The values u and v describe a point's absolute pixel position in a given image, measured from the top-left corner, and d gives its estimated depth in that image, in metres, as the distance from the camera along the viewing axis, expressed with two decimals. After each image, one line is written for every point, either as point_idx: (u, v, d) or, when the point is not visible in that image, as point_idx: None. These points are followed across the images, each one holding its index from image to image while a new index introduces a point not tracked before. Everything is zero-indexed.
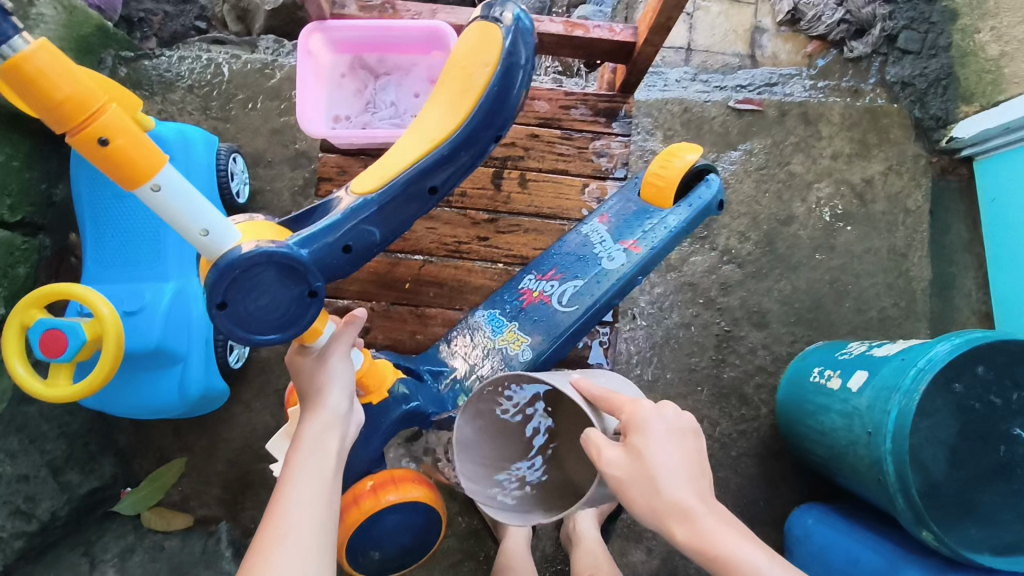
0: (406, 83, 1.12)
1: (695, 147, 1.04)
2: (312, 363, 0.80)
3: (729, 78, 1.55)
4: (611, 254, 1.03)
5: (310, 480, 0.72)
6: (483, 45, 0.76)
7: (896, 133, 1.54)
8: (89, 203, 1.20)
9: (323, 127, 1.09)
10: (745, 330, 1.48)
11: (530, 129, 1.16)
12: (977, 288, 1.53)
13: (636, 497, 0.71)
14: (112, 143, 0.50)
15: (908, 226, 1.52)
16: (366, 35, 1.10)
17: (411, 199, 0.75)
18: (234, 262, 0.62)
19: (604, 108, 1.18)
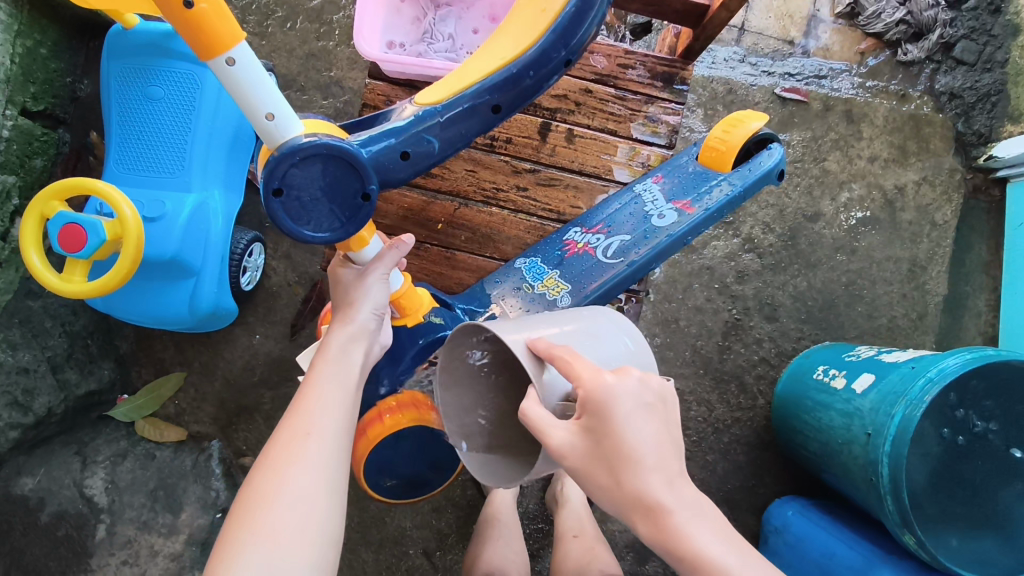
0: (466, 18, 1.09)
1: (761, 116, 1.05)
2: (352, 280, 0.81)
3: (778, 65, 1.52)
4: (662, 213, 1.03)
5: (333, 387, 0.75)
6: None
7: (936, 144, 1.52)
8: (118, 100, 1.17)
9: (378, 51, 1.05)
10: (755, 320, 1.48)
11: (584, 83, 1.13)
12: (989, 310, 1.52)
13: (592, 482, 0.62)
14: (197, 6, 0.51)
15: (932, 239, 1.51)
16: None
17: (475, 115, 0.73)
18: (295, 148, 0.61)
19: (663, 72, 1.14)
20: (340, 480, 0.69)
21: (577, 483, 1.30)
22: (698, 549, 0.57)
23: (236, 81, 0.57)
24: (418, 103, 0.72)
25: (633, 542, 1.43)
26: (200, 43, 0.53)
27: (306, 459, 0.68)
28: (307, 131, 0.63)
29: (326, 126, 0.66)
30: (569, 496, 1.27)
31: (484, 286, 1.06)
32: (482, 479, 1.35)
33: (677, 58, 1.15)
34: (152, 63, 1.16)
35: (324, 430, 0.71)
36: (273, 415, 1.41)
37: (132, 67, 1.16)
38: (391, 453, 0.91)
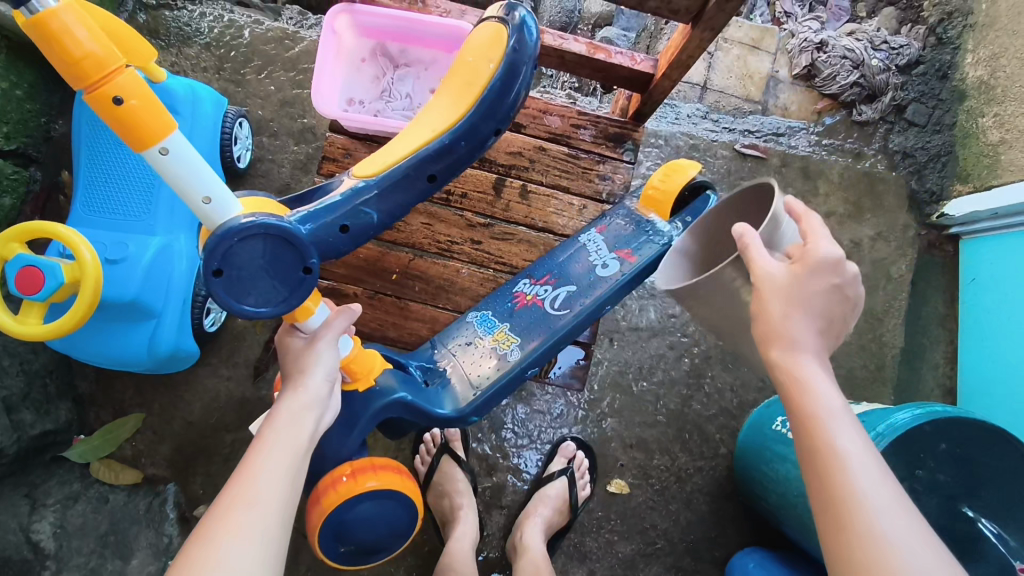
0: (424, 77, 1.10)
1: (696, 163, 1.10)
2: (301, 348, 0.82)
3: (740, 122, 1.60)
4: (605, 262, 1.07)
5: (281, 454, 0.72)
6: (489, 46, 0.79)
7: (890, 201, 1.58)
8: (88, 144, 1.19)
9: (336, 108, 1.08)
10: (715, 369, 1.51)
11: (538, 142, 1.18)
12: (947, 363, 1.56)
13: (766, 306, 0.67)
14: (126, 103, 0.53)
15: (887, 292, 1.55)
16: (392, 25, 1.07)
17: (411, 184, 0.78)
18: (236, 230, 0.64)
19: (615, 133, 1.19)
20: (277, 551, 0.64)
21: (537, 533, 1.29)
22: (818, 387, 0.65)
23: (171, 169, 0.59)
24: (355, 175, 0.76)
25: None
26: (136, 134, 0.55)
27: (249, 527, 0.63)
28: (246, 211, 0.66)
29: (265, 208, 0.69)
30: (528, 547, 1.26)
31: (437, 342, 1.08)
32: (441, 526, 1.34)
33: (627, 120, 1.20)
34: None
35: (267, 496, 0.67)
36: (232, 459, 1.39)
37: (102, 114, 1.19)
38: (352, 524, 0.88)
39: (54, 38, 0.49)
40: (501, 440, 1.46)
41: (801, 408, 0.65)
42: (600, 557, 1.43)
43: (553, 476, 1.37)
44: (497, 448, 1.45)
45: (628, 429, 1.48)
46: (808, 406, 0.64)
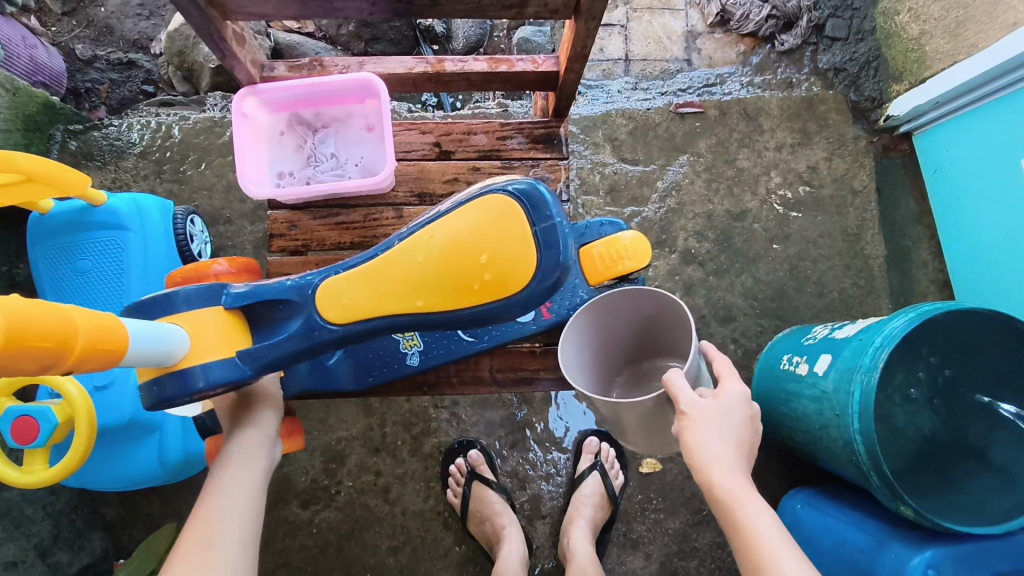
0: (346, 133, 1.12)
1: (639, 258, 0.91)
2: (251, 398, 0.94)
3: (669, 84, 1.62)
4: None
5: (236, 486, 0.81)
6: (516, 261, 0.76)
7: (834, 118, 1.57)
8: (51, 283, 1.22)
9: (268, 186, 1.09)
10: (713, 327, 1.49)
11: (470, 162, 1.13)
12: (933, 258, 1.59)
13: (701, 437, 0.78)
14: (73, 346, 0.59)
15: (857, 206, 1.55)
16: (300, 93, 1.08)
17: (373, 334, 0.83)
18: (192, 388, 0.76)
19: (542, 134, 1.14)
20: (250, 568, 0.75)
21: (581, 532, 1.29)
22: (753, 508, 0.74)
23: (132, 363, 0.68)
24: (324, 317, 0.81)
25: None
26: (103, 353, 0.63)
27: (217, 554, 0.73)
28: (195, 352, 0.76)
29: (216, 329, 0.78)
30: (575, 550, 1.25)
31: None
32: (490, 551, 1.34)
33: (549, 117, 1.15)
34: (78, 240, 1.21)
35: (235, 522, 0.77)
36: (271, 542, 1.38)
37: (56, 251, 1.22)
38: None
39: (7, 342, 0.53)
40: (525, 451, 1.45)
41: (739, 524, 0.74)
42: (653, 538, 1.43)
43: (584, 475, 1.38)
44: (523, 460, 1.45)
45: None
46: (744, 520, 0.74)
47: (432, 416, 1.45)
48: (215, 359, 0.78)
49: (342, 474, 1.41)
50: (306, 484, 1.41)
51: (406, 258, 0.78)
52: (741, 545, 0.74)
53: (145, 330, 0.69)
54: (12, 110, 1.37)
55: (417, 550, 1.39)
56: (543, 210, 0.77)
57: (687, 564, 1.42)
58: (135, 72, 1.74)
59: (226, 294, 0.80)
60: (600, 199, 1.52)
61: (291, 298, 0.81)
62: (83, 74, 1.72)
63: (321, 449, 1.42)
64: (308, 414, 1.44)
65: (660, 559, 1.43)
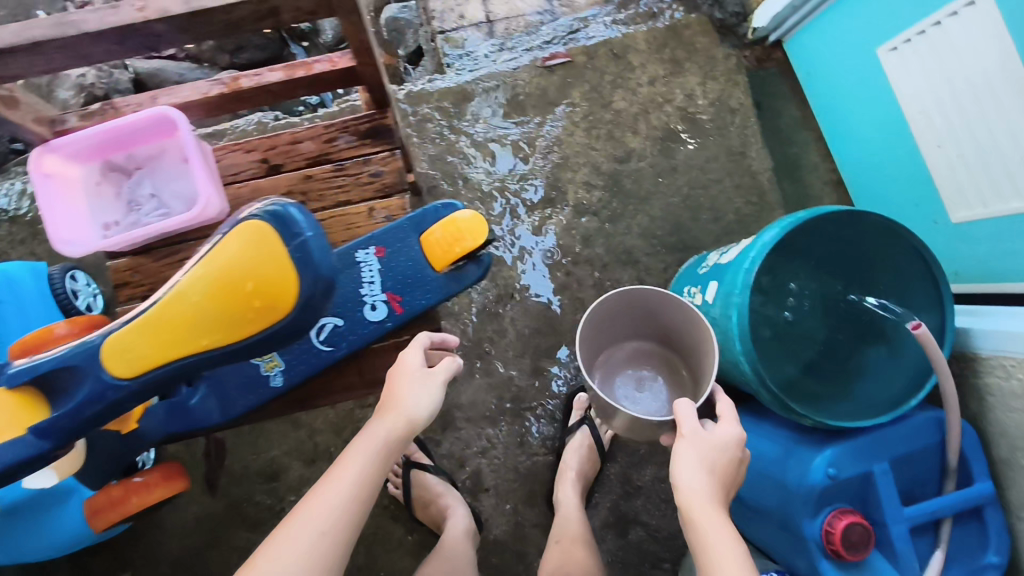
0: (164, 171, 1.07)
1: (480, 229, 0.90)
2: (420, 372, 0.86)
3: (534, 38, 1.58)
4: (372, 304, 0.90)
5: (343, 481, 0.75)
6: (278, 278, 0.75)
7: (700, 42, 1.57)
8: None
9: (94, 241, 1.04)
10: (618, 272, 1.51)
11: (300, 172, 0.95)
12: (823, 159, 1.62)
13: (685, 459, 0.82)
14: None
15: (738, 124, 1.55)
16: (102, 139, 1.02)
17: (170, 380, 0.80)
18: None
19: (367, 127, 0.96)
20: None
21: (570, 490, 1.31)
22: (721, 535, 0.75)
23: None
24: (115, 375, 0.76)
25: (608, 521, 1.47)
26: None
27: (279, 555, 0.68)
28: None
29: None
30: (564, 503, 1.29)
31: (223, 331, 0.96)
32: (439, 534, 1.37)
33: (372, 108, 0.97)
34: None
35: (313, 534, 0.70)
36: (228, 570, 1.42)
37: None
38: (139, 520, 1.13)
39: None
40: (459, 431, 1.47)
41: (704, 547, 0.75)
42: (598, 487, 1.48)
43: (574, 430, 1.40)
44: (459, 440, 1.47)
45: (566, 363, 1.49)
46: (709, 542, 0.75)
47: (360, 416, 1.46)
48: (8, 438, 0.77)
49: (283, 491, 1.42)
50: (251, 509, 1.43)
51: (180, 300, 0.75)
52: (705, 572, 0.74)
53: None
54: None
55: (372, 547, 1.42)
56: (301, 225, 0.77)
57: (634, 504, 1.47)
58: None
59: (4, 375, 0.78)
60: (484, 169, 1.51)
61: (76, 362, 0.77)
62: None
63: (258, 472, 1.43)
64: (239, 441, 1.45)
65: (608, 505, 1.47)
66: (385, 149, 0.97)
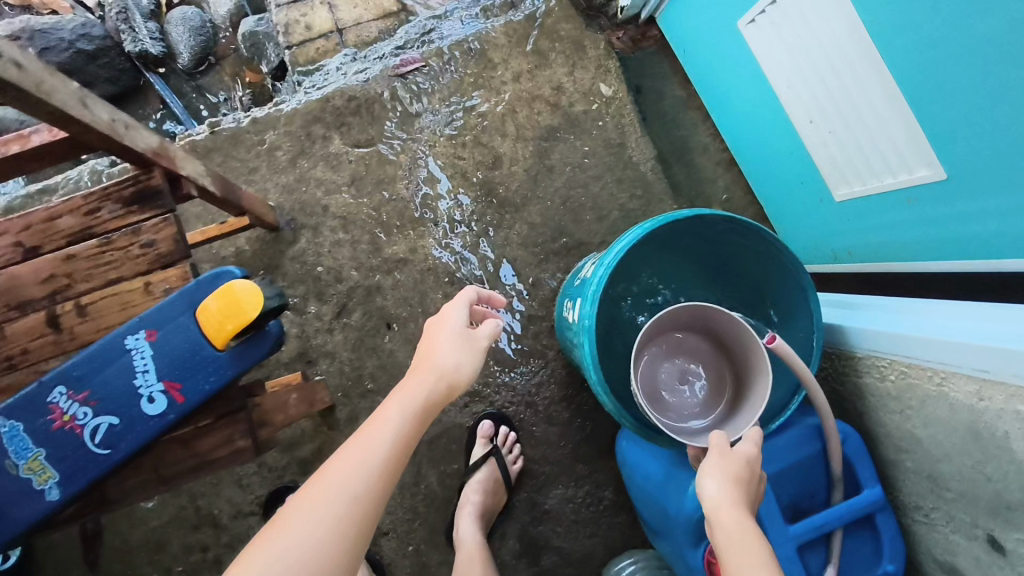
0: None
1: (255, 301, 0.80)
2: (463, 334, 0.81)
3: (386, 45, 1.46)
4: (149, 396, 0.80)
5: (388, 432, 0.68)
6: None
7: (565, 28, 1.45)
8: None
9: None
10: (501, 288, 1.40)
11: (61, 252, 0.85)
12: (713, 138, 1.50)
13: (711, 467, 0.76)
14: None
15: (613, 114, 1.45)
16: None
17: None
18: None
19: (134, 192, 0.86)
20: (353, 532, 0.60)
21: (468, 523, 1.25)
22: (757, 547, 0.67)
23: None
24: None
25: (517, 549, 1.39)
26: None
27: (307, 509, 0.60)
28: None
29: None
30: (461, 538, 1.23)
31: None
32: None
33: (137, 169, 0.87)
34: None
35: (346, 483, 0.62)
36: None
37: None
38: None
39: None
40: None
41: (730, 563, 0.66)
42: (504, 516, 1.40)
43: (478, 462, 1.33)
44: None
45: None
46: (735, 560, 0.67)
47: (240, 473, 1.37)
48: None
49: (169, 561, 1.35)
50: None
51: None
52: None
53: None
54: None
55: None
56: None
57: (543, 528, 1.40)
58: None
59: None
60: (345, 194, 1.40)
61: None
62: None
63: (139, 544, 1.35)
64: (117, 513, 1.37)
65: (516, 533, 1.40)
66: (153, 215, 0.86)
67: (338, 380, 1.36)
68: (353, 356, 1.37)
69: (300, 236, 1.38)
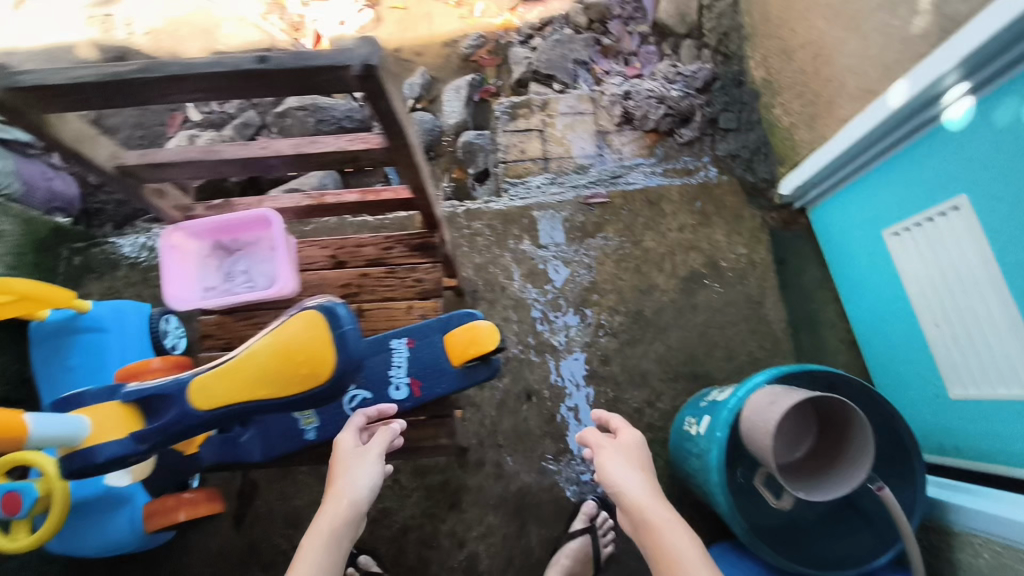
0: (258, 254, 1.19)
1: (493, 339, 1.06)
2: (376, 451, 0.94)
3: (582, 178, 1.83)
4: (396, 385, 1.08)
5: (319, 553, 0.84)
6: (307, 343, 0.94)
7: (730, 200, 1.76)
8: (45, 374, 1.48)
9: (195, 298, 1.17)
10: (630, 392, 1.63)
11: (359, 270, 1.18)
12: (839, 318, 1.72)
13: (616, 467, 0.97)
14: None
15: (757, 276, 1.71)
16: (214, 226, 1.16)
17: (240, 416, 0.97)
18: (92, 462, 0.93)
19: (419, 243, 1.19)
20: None
21: None
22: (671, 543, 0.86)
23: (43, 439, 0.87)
24: (195, 402, 0.95)
25: None
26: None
27: None
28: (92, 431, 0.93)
29: (110, 417, 0.95)
30: None
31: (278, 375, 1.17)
32: None
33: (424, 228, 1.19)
34: (67, 342, 1.47)
35: None
36: None
37: (52, 351, 1.48)
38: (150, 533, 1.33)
39: None
40: (462, 513, 1.57)
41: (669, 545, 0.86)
42: None
43: (575, 534, 1.48)
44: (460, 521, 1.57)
45: (571, 466, 1.59)
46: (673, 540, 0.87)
47: None
48: (113, 437, 0.94)
49: (298, 539, 1.58)
50: (267, 547, 1.59)
51: (254, 358, 0.94)
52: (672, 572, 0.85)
53: (52, 419, 0.88)
54: (26, 238, 1.70)
55: None
56: (345, 318, 0.95)
57: None
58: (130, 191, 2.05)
59: (120, 394, 0.97)
60: (521, 283, 1.71)
61: (169, 391, 0.96)
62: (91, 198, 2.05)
63: (277, 516, 1.60)
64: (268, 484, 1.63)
65: None
66: (427, 262, 1.19)
67: (478, 430, 1.62)
68: (496, 413, 1.62)
69: (479, 305, 1.69)
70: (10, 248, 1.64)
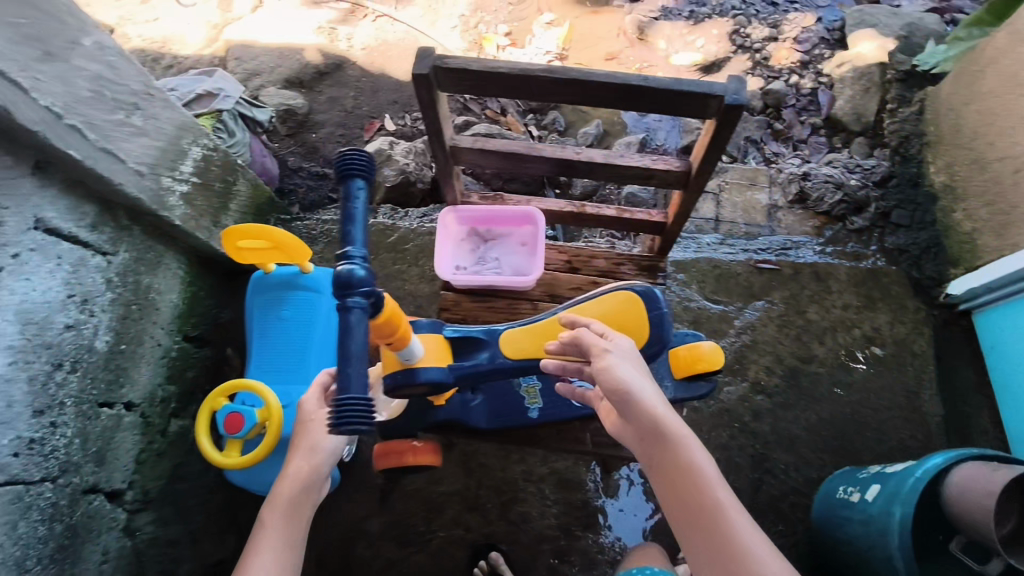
0: (506, 245, 1.62)
1: (717, 360, 1.25)
2: (314, 425, 1.15)
3: (752, 243, 1.94)
4: None
5: (290, 519, 1.07)
6: (621, 315, 1.28)
7: (896, 290, 1.83)
8: (258, 319, 1.65)
9: (454, 271, 1.58)
10: (777, 453, 1.68)
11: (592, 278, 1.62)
12: (993, 426, 1.72)
13: (622, 368, 1.00)
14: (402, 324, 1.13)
15: (916, 367, 1.75)
16: (482, 216, 1.59)
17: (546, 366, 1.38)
18: (416, 381, 1.25)
19: (646, 265, 1.64)
20: None
21: None
22: (696, 462, 0.93)
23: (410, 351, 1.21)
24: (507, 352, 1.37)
25: None
26: (391, 320, 1.10)
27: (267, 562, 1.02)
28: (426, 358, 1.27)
29: (436, 350, 1.32)
30: None
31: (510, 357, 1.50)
32: None
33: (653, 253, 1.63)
34: (285, 295, 1.64)
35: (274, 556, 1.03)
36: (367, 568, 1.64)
37: (269, 301, 1.65)
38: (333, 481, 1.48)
39: (394, 316, 1.09)
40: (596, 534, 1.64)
41: (690, 462, 0.93)
42: None
43: None
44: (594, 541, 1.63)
45: None
46: (688, 455, 0.94)
47: (520, 486, 1.70)
48: (435, 367, 1.29)
49: (437, 524, 1.67)
50: (404, 525, 1.67)
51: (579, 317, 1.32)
52: (696, 487, 0.92)
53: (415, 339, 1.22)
54: (252, 201, 1.92)
55: None
56: (661, 301, 1.27)
57: None
58: (325, 181, 2.28)
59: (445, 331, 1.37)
60: (683, 328, 1.80)
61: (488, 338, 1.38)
62: (289, 178, 2.28)
63: (421, 497, 1.69)
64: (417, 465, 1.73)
65: None
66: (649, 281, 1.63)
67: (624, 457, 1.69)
68: None
69: None
70: (241, 207, 1.86)
